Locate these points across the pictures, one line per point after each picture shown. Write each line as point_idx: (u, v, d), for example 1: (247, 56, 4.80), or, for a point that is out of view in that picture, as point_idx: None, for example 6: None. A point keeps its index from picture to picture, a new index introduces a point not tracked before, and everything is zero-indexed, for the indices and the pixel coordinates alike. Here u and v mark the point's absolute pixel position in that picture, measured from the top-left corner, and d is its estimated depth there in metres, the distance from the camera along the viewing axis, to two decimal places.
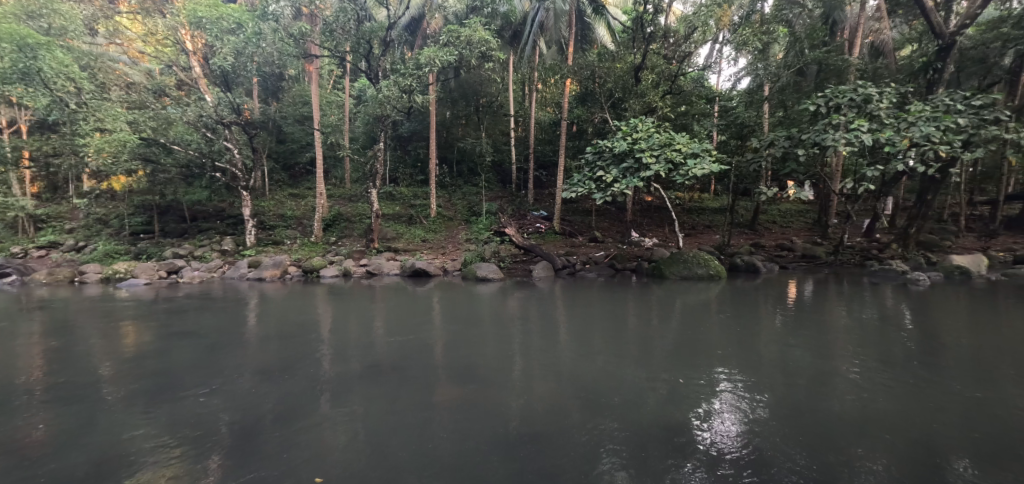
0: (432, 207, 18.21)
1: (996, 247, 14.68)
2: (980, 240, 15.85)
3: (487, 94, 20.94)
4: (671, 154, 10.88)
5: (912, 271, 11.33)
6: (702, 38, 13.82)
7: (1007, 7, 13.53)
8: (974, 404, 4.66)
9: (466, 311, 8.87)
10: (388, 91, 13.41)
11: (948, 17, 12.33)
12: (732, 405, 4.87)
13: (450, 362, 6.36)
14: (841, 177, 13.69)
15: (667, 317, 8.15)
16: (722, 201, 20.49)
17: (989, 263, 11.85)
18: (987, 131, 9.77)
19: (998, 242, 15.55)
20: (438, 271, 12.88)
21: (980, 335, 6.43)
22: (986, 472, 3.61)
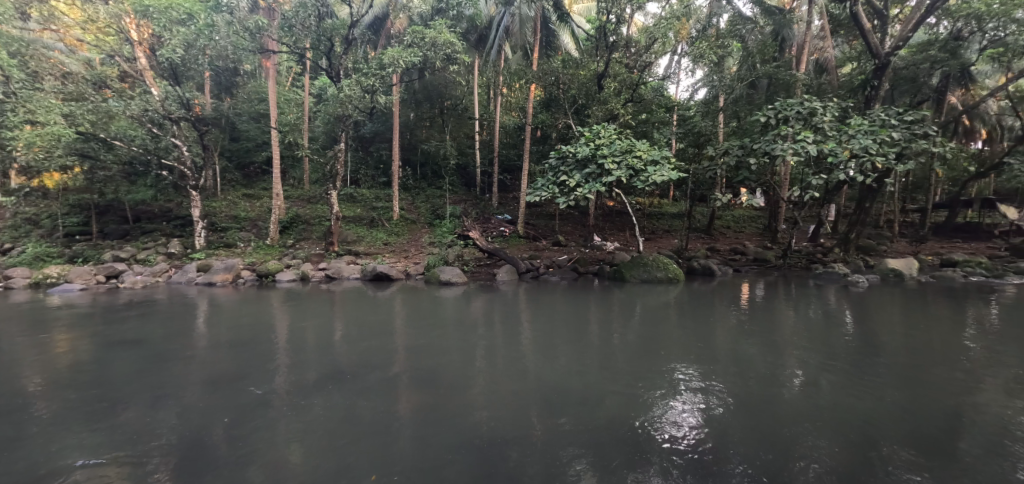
0: (395, 209, 17.88)
1: (926, 251, 15.93)
2: (912, 246, 17.13)
3: (452, 97, 20.84)
4: (632, 160, 11.15)
5: (852, 273, 12.12)
6: (662, 49, 14.30)
7: (934, 31, 14.75)
8: (906, 396, 5.04)
9: (430, 315, 8.75)
10: (350, 91, 13.07)
11: (884, 39, 13.34)
12: (689, 404, 5.02)
13: (414, 367, 6.25)
14: (789, 185, 14.49)
15: (628, 320, 8.35)
16: (680, 207, 21.24)
17: (919, 266, 12.84)
18: (918, 145, 10.60)
19: (927, 247, 16.86)
20: (400, 275, 12.63)
21: (912, 333, 6.96)
22: (915, 458, 3.91)
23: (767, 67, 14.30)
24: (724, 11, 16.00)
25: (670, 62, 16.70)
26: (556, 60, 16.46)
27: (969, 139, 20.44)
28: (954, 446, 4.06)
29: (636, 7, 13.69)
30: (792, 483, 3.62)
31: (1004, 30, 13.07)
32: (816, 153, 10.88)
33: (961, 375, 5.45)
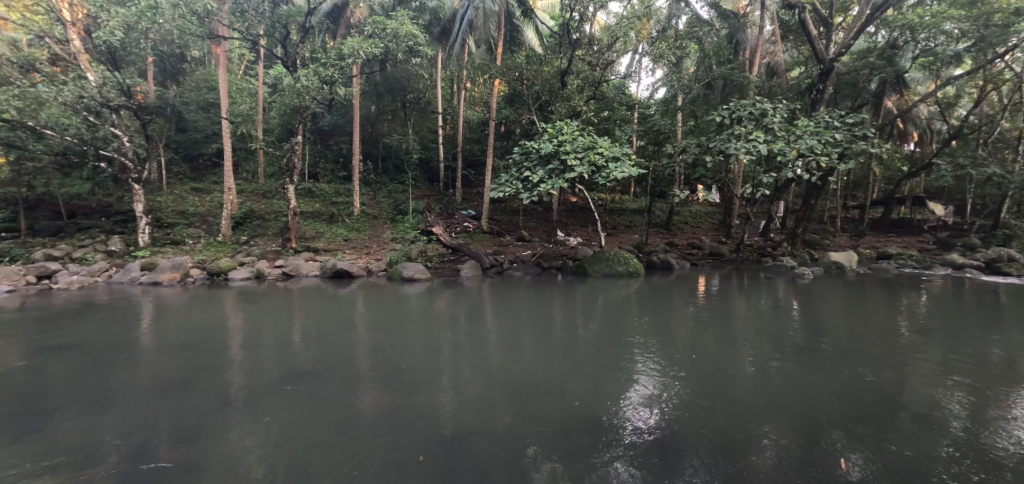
0: (356, 204, 17.41)
1: (865, 245, 17.09)
2: (852, 240, 18.34)
3: (415, 90, 20.50)
4: (594, 157, 11.33)
5: (799, 266, 12.86)
6: (623, 48, 14.63)
7: (873, 39, 15.79)
8: (846, 379, 5.41)
9: (393, 313, 8.59)
10: (307, 81, 12.58)
11: (829, 45, 14.08)
12: (649, 394, 5.17)
13: (376, 366, 6.13)
14: (742, 183, 15.15)
15: (590, 313, 8.51)
16: (641, 203, 21.81)
17: (859, 259, 13.76)
18: (857, 145, 11.34)
19: (866, 241, 18.09)
20: (362, 272, 12.33)
21: (853, 321, 7.46)
22: (854, 436, 4.20)
23: (722, 68, 14.88)
24: (683, 13, 16.48)
25: (631, 61, 17.15)
26: (520, 55, 16.50)
27: (903, 141, 22.01)
28: (889, 424, 4.37)
29: (598, 6, 13.88)
30: (745, 465, 3.82)
31: (935, 41, 14.11)
32: (767, 152, 11.43)
33: (897, 360, 5.87)
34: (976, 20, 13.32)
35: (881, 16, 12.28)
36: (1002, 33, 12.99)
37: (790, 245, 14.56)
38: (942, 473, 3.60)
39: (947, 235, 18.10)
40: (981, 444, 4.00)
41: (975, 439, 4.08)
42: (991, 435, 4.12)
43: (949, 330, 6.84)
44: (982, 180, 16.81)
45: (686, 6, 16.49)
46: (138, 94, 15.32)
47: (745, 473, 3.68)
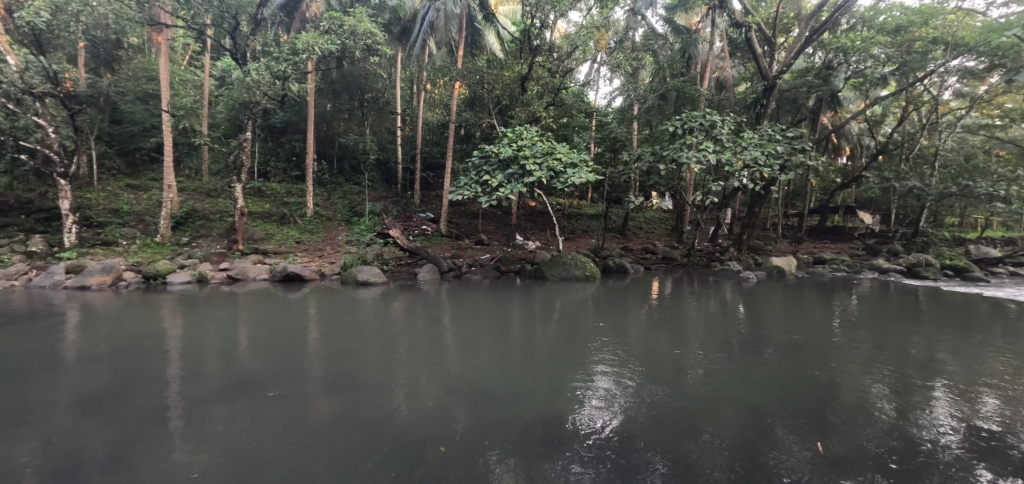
0: (309, 205, 16.74)
1: (802, 251, 18.30)
2: (791, 246, 19.59)
3: (373, 89, 20.07)
4: (552, 162, 11.49)
5: (745, 270, 13.59)
6: (582, 56, 14.97)
7: (811, 60, 17.04)
8: (787, 376, 5.77)
9: (346, 317, 8.33)
10: (258, 75, 12.04)
11: (772, 62, 14.93)
12: (604, 396, 5.27)
13: (328, 373, 5.89)
14: (692, 190, 15.83)
15: (548, 317, 8.61)
16: (597, 208, 22.32)
17: (797, 264, 14.70)
18: (796, 158, 12.15)
19: (804, 247, 19.38)
20: (314, 275, 11.85)
21: (793, 322, 7.97)
22: (793, 429, 4.47)
23: (675, 80, 15.59)
24: (639, 26, 17.12)
25: (590, 70, 17.64)
26: (481, 58, 16.56)
27: (837, 154, 23.75)
28: (825, 418, 4.67)
29: (558, 14, 14.07)
30: (696, 461, 3.97)
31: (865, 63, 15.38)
32: (715, 162, 12.01)
33: (832, 358, 6.29)
34: (900, 45, 14.63)
35: (819, 37, 13.15)
36: (922, 58, 14.40)
37: (736, 251, 15.35)
38: (871, 462, 3.89)
39: (874, 242, 19.68)
40: (905, 432, 4.34)
41: (900, 429, 4.43)
42: (914, 425, 4.48)
43: (877, 329, 7.45)
44: (902, 192, 18.41)
45: (643, 19, 17.12)
46: (66, 82, 13.99)
47: (695, 471, 3.81)
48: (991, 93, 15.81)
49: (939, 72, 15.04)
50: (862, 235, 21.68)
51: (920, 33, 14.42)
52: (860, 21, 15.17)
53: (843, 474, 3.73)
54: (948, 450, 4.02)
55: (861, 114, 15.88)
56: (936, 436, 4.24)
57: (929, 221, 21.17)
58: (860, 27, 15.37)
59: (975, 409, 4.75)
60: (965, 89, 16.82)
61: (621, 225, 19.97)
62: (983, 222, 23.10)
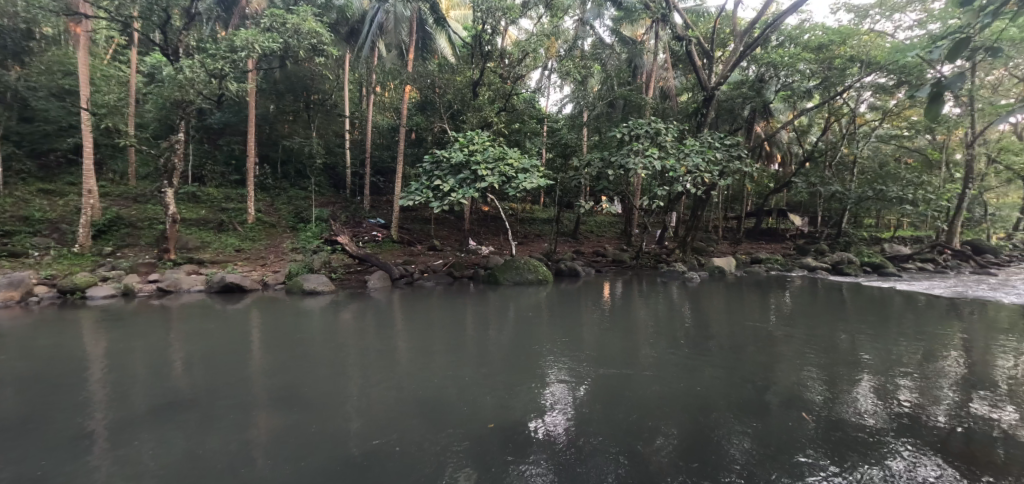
0: (250, 211, 15.84)
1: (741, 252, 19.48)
2: (731, 247, 20.81)
3: (320, 91, 19.41)
4: (504, 168, 11.55)
5: (689, 271, 14.29)
6: (533, 63, 15.21)
7: (745, 73, 18.34)
8: (730, 370, 6.08)
9: (293, 327, 7.97)
10: (192, 73, 11.29)
11: (710, 74, 15.64)
12: (558, 398, 5.33)
13: (273, 387, 5.58)
14: (639, 195, 16.44)
15: (502, 321, 8.65)
16: (549, 212, 22.71)
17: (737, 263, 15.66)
18: (733, 165, 12.93)
19: (742, 248, 20.63)
20: (256, 285, 11.19)
21: (734, 318, 8.46)
22: (737, 420, 4.71)
23: (622, 89, 16.31)
24: (587, 35, 17.96)
25: (541, 77, 18.00)
26: (432, 63, 16.45)
27: (769, 161, 25.53)
28: (763, 408, 4.96)
29: (509, 21, 14.18)
30: (649, 455, 4.08)
31: (792, 77, 16.70)
32: (661, 168, 12.55)
33: (770, 351, 6.71)
34: (822, 62, 16.03)
35: (752, 52, 13.81)
36: (841, 74, 15.90)
37: (681, 252, 16.09)
38: (809, 444, 4.17)
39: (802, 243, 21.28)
40: (836, 417, 4.69)
41: (831, 414, 4.76)
42: (842, 409, 4.85)
43: (810, 322, 8.04)
44: (827, 196, 20.03)
45: (591, 29, 17.77)
46: None
47: (648, 466, 3.91)
48: (899, 106, 17.58)
49: (856, 87, 16.58)
50: (793, 236, 23.43)
51: (839, 51, 15.84)
52: (787, 38, 16.46)
53: (786, 457, 3.97)
54: (872, 429, 4.40)
55: (790, 124, 17.10)
56: (861, 419, 4.59)
57: (849, 223, 23.18)
58: (788, 43, 16.64)
59: (891, 390, 5.23)
60: (878, 102, 18.58)
61: (573, 229, 20.42)
62: (895, 223, 25.53)
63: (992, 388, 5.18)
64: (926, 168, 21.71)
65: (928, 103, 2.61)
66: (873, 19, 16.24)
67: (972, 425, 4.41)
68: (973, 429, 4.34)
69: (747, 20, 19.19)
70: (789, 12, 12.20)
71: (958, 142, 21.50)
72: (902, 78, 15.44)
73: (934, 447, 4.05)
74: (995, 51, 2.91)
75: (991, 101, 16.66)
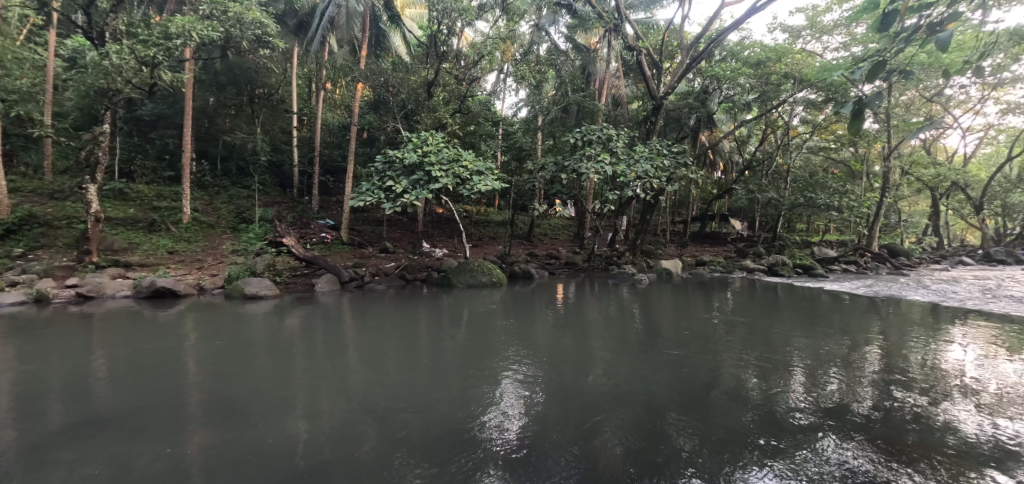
0: (185, 210, 14.79)
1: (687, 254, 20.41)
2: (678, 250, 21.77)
3: (265, 85, 18.50)
4: (458, 169, 11.46)
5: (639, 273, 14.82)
6: (488, 66, 15.31)
7: (691, 84, 19.35)
8: (677, 367, 6.37)
9: (233, 333, 7.54)
10: (120, 59, 10.42)
11: (659, 84, 16.29)
12: (513, 401, 5.31)
13: (211, 399, 5.22)
14: (592, 199, 16.85)
15: (456, 323, 8.62)
16: (504, 215, 22.85)
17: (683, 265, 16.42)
18: (680, 171, 13.51)
19: (688, 251, 21.62)
20: (191, 290, 10.43)
21: (680, 318, 8.85)
22: (683, 414, 4.95)
23: (576, 95, 16.78)
24: (543, 41, 18.29)
25: (496, 80, 18.14)
26: (386, 61, 16.16)
27: (713, 168, 27.00)
28: (705, 401, 5.23)
29: (465, 22, 14.18)
30: (600, 450, 4.22)
31: (733, 90, 17.76)
32: (612, 173, 12.93)
33: (712, 349, 7.08)
34: (760, 77, 16.96)
35: (697, 65, 14.45)
36: (776, 89, 17.05)
37: (631, 255, 16.64)
38: (748, 437, 4.40)
39: (742, 246, 22.65)
40: (773, 409, 4.98)
41: (767, 404, 5.11)
42: (778, 402, 5.17)
43: (752, 320, 8.54)
44: (764, 202, 21.39)
45: (546, 35, 18.09)
46: None
47: (599, 461, 4.04)
48: (827, 121, 19.10)
49: (791, 101, 17.86)
50: (734, 240, 24.88)
51: (775, 68, 17.04)
52: (730, 54, 17.55)
53: (728, 449, 4.18)
54: (803, 418, 4.72)
55: (731, 134, 18.16)
56: (793, 408, 4.95)
57: (784, 227, 24.89)
58: (729, 59, 17.68)
59: (819, 382, 5.64)
60: (809, 116, 20.09)
61: (527, 231, 20.64)
62: (824, 228, 27.67)
63: (906, 376, 5.72)
64: (849, 178, 23.68)
65: (851, 118, 2.92)
66: (804, 40, 17.63)
67: (889, 411, 4.83)
68: (888, 414, 4.77)
69: (693, 34, 20.28)
70: (732, 29, 12.93)
71: (877, 156, 23.58)
72: (828, 95, 16.81)
73: (856, 434, 4.39)
74: (906, 73, 3.24)
75: (903, 118, 18.45)
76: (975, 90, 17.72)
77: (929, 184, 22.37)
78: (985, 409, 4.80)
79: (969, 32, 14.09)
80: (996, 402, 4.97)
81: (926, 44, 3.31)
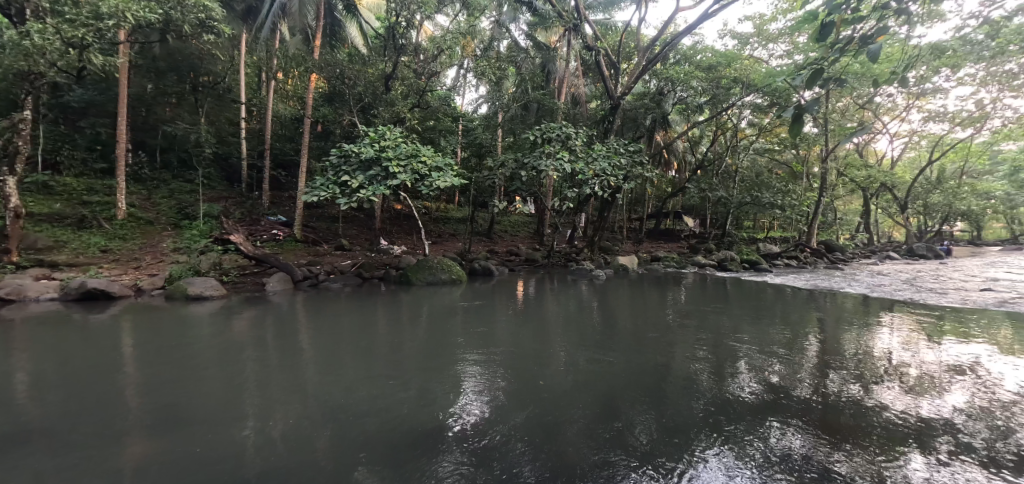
0: (120, 205, 13.74)
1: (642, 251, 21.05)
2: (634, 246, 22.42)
3: (209, 72, 17.42)
4: (416, 165, 11.26)
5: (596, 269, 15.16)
6: (448, 61, 15.21)
7: (647, 86, 20.01)
8: (633, 360, 6.57)
9: (176, 336, 7.10)
10: (42, 39, 9.49)
11: (617, 85, 16.68)
12: (474, 398, 5.28)
13: (151, 407, 4.87)
14: (552, 196, 17.05)
15: (415, 321, 8.50)
16: (464, 212, 22.75)
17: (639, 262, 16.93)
18: (636, 170, 13.91)
19: (644, 248, 22.31)
20: (127, 291, 9.72)
21: (636, 312, 9.13)
22: (640, 404, 5.12)
23: (536, 93, 16.99)
24: (504, 37, 18.33)
25: (457, 76, 18.05)
26: (342, 51, 15.65)
27: (667, 168, 27.97)
28: (660, 391, 5.45)
29: (424, 15, 14.05)
30: (560, 442, 4.30)
31: (687, 92, 18.44)
32: (571, 171, 13.15)
33: (666, 341, 7.36)
34: (711, 81, 17.87)
35: (654, 67, 14.87)
36: (726, 93, 17.85)
37: (589, 251, 16.99)
38: (700, 425, 4.60)
39: (694, 242, 23.63)
40: (723, 398, 5.21)
41: (717, 393, 5.37)
42: (727, 390, 5.45)
43: (702, 313, 8.95)
44: (714, 201, 22.37)
45: (507, 32, 18.12)
46: None
47: (561, 452, 4.12)
48: (772, 124, 20.25)
49: (739, 104, 18.81)
50: (687, 237, 25.92)
51: (725, 72, 17.90)
52: (684, 57, 18.26)
53: (679, 438, 4.34)
54: (750, 406, 4.98)
55: (685, 134, 18.76)
56: (741, 396, 5.23)
57: (733, 224, 26.18)
58: (683, 62, 18.45)
59: (764, 371, 5.97)
60: (756, 119, 21.15)
61: (487, 228, 20.65)
62: (769, 226, 29.30)
63: (842, 363, 6.15)
64: (791, 178, 25.20)
65: (792, 121, 3.15)
66: (752, 47, 18.65)
67: (826, 395, 5.20)
68: (825, 399, 5.11)
69: (649, 37, 20.96)
70: (685, 33, 13.41)
71: (816, 158, 25.22)
72: (773, 99, 17.84)
73: (797, 417, 4.70)
74: (840, 81, 3.55)
75: (839, 123, 19.82)
76: (901, 98, 19.32)
77: (861, 185, 24.16)
78: (910, 391, 5.24)
79: (896, 45, 15.36)
80: (920, 383, 5.44)
81: (858, 55, 3.58)
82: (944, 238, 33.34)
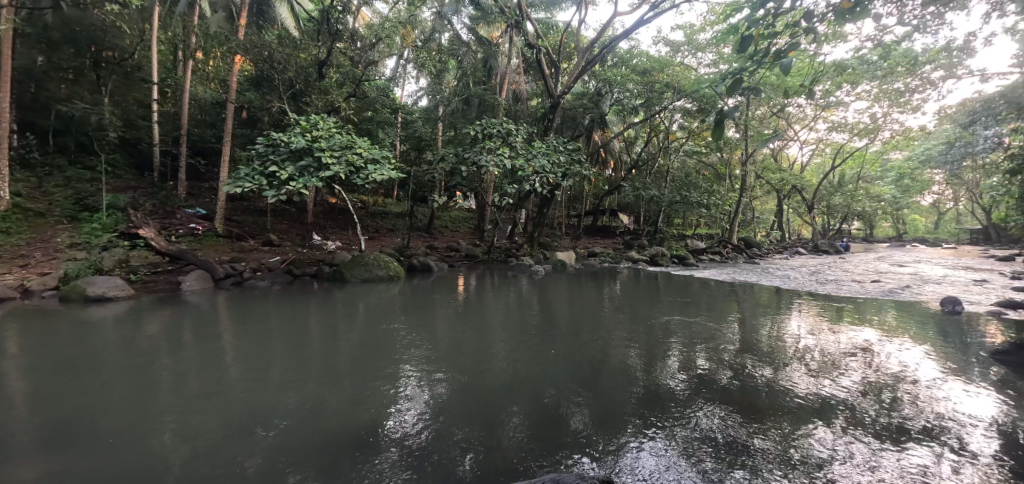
0: (4, 194, 11.98)
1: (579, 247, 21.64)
2: (572, 243, 23.04)
3: (112, 47, 15.57)
4: (351, 157, 10.79)
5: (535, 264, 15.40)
6: (385, 49, 14.74)
7: (586, 86, 20.64)
8: (571, 353, 6.73)
9: (74, 342, 6.30)
10: None
11: (557, 83, 16.95)
12: (413, 397, 5.16)
13: (42, 422, 4.29)
14: (492, 191, 17.07)
15: (351, 320, 8.15)
16: (403, 207, 22.23)
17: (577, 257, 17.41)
18: (574, 167, 14.24)
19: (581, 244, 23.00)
20: (12, 293, 8.49)
21: (574, 307, 9.37)
22: (579, 395, 5.27)
23: (477, 88, 16.93)
24: (446, 30, 18.10)
25: (396, 67, 17.56)
26: (271, 33, 14.61)
27: (604, 167, 29.02)
28: (597, 382, 5.66)
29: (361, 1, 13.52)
30: (502, 437, 4.33)
31: (623, 95, 19.18)
32: (511, 166, 13.24)
33: (603, 334, 7.61)
34: (646, 84, 18.78)
35: (592, 68, 15.23)
36: (659, 96, 18.76)
37: (529, 247, 17.21)
38: (634, 412, 4.82)
39: (628, 239, 24.75)
40: (654, 386, 5.51)
41: (651, 381, 5.66)
42: (660, 378, 5.73)
43: (636, 306, 9.37)
44: (646, 199, 23.50)
45: (450, 24, 17.84)
46: None
47: (502, 447, 4.15)
48: (698, 127, 21.65)
49: (670, 108, 19.87)
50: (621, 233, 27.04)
51: (658, 77, 18.85)
52: (620, 61, 19.03)
53: (615, 425, 4.54)
54: (680, 392, 5.29)
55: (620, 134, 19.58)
56: (672, 383, 5.56)
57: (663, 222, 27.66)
58: (620, 65, 19.23)
59: (693, 360, 6.36)
60: (686, 123, 22.46)
61: (426, 224, 20.31)
62: (695, 223, 31.29)
63: (761, 350, 6.69)
64: (715, 179, 27.04)
65: (713, 127, 3.40)
66: (683, 54, 19.84)
67: (747, 380, 5.63)
68: (747, 383, 5.53)
69: (588, 38, 21.62)
70: (622, 37, 13.87)
71: (736, 161, 27.23)
72: (700, 105, 19.02)
73: (722, 401, 5.06)
74: (752, 91, 3.87)
75: (757, 130, 21.61)
76: (809, 109, 21.34)
77: (775, 186, 26.43)
78: (817, 373, 5.82)
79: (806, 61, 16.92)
80: (824, 366, 6.05)
81: (772, 67, 3.90)
82: (843, 236, 37.24)
